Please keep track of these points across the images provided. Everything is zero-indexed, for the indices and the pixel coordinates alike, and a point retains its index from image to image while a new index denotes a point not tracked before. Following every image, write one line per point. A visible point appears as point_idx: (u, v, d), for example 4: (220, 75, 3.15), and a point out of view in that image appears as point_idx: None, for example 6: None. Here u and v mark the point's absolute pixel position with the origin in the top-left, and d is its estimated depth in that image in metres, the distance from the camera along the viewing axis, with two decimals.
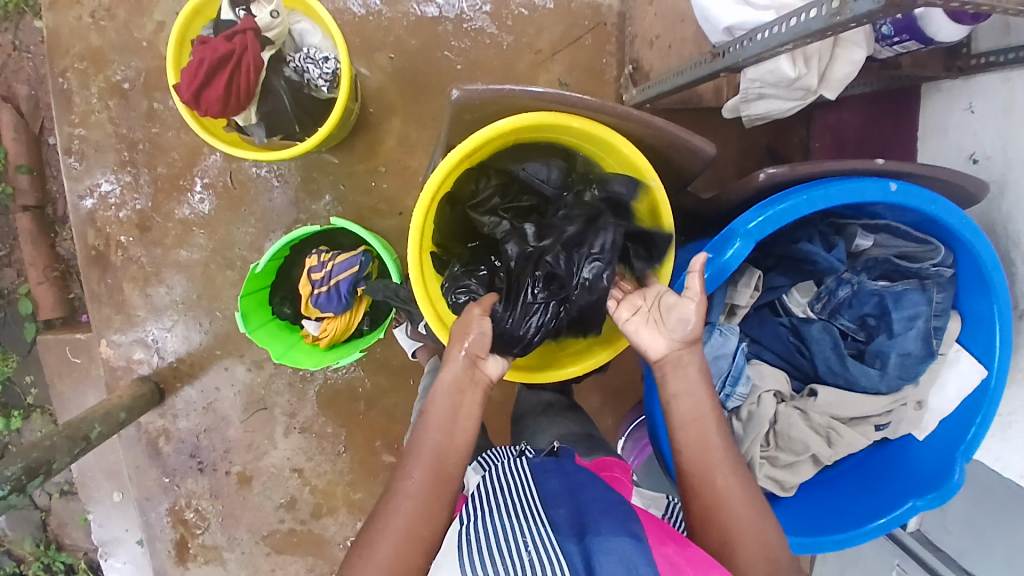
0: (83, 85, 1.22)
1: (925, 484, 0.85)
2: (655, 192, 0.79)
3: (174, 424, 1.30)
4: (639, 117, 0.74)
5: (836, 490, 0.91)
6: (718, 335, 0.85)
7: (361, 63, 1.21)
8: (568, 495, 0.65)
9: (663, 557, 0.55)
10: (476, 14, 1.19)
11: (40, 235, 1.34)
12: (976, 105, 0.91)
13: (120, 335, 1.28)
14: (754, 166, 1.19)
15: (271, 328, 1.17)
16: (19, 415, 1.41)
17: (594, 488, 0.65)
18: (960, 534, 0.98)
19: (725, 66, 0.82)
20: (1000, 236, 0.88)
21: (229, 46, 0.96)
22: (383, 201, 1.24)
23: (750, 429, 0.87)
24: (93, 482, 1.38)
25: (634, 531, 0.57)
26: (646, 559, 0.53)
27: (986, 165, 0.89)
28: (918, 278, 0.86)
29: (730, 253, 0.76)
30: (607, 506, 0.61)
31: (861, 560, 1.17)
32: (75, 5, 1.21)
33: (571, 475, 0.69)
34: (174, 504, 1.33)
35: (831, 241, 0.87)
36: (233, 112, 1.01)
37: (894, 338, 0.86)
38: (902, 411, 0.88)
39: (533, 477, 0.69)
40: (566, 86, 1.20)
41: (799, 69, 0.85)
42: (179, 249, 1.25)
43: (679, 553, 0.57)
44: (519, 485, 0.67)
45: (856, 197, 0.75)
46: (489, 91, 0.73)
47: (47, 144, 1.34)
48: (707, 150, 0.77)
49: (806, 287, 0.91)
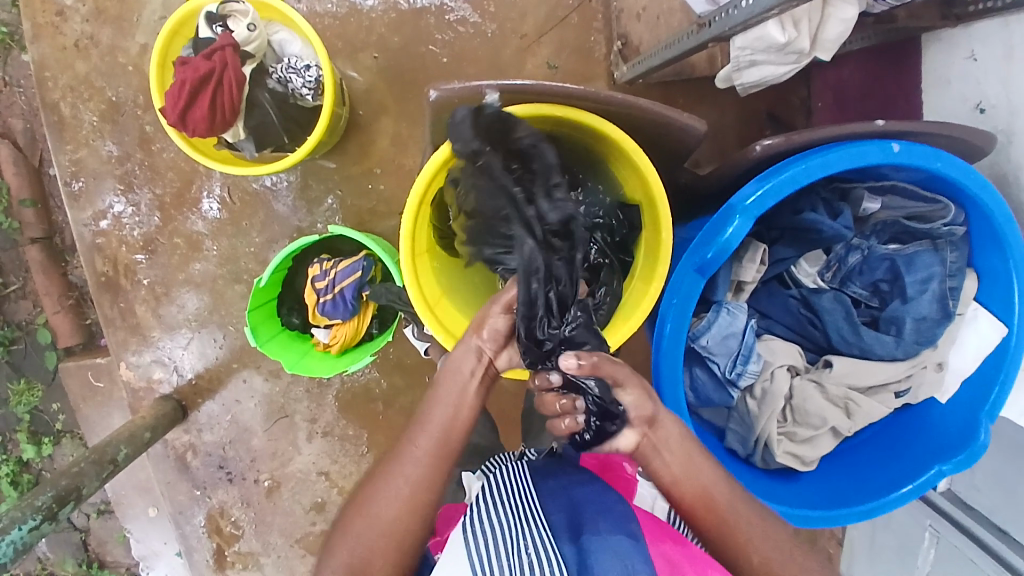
0: (75, 114, 1.22)
1: (950, 447, 0.83)
2: (648, 175, 0.77)
3: (199, 438, 1.32)
4: (623, 100, 0.72)
5: (858, 460, 0.89)
6: (725, 314, 0.84)
7: (347, 65, 1.19)
8: (567, 499, 0.67)
9: (662, 556, 0.59)
10: (458, 3, 1.16)
11: (51, 265, 1.36)
12: (978, 52, 0.87)
13: (138, 356, 1.30)
14: (754, 132, 1.16)
15: (283, 339, 1.18)
16: (50, 442, 1.45)
17: (590, 490, 0.68)
18: (990, 492, 0.96)
19: (712, 37, 0.80)
20: (1012, 187, 0.85)
21: (209, 64, 0.95)
22: (382, 203, 1.23)
23: (764, 407, 0.86)
24: (127, 500, 1.41)
25: (631, 530, 0.61)
26: (644, 560, 0.57)
27: (993, 115, 0.86)
28: (930, 238, 0.84)
29: (729, 231, 0.74)
30: (604, 507, 0.64)
31: (892, 523, 1.15)
32: (58, 35, 1.20)
33: (569, 476, 0.72)
34: (207, 515, 1.35)
35: (836, 208, 0.85)
36: (221, 129, 1.00)
37: (908, 303, 0.84)
38: (921, 375, 0.86)
39: (532, 481, 0.70)
40: (556, 69, 1.18)
41: (790, 33, 0.82)
42: (188, 267, 1.26)
43: (676, 549, 0.61)
44: (519, 487, 0.68)
45: (857, 161, 0.72)
46: (467, 88, 0.73)
47: (48, 174, 1.36)
48: (696, 126, 0.75)
49: (815, 257, 0.88)
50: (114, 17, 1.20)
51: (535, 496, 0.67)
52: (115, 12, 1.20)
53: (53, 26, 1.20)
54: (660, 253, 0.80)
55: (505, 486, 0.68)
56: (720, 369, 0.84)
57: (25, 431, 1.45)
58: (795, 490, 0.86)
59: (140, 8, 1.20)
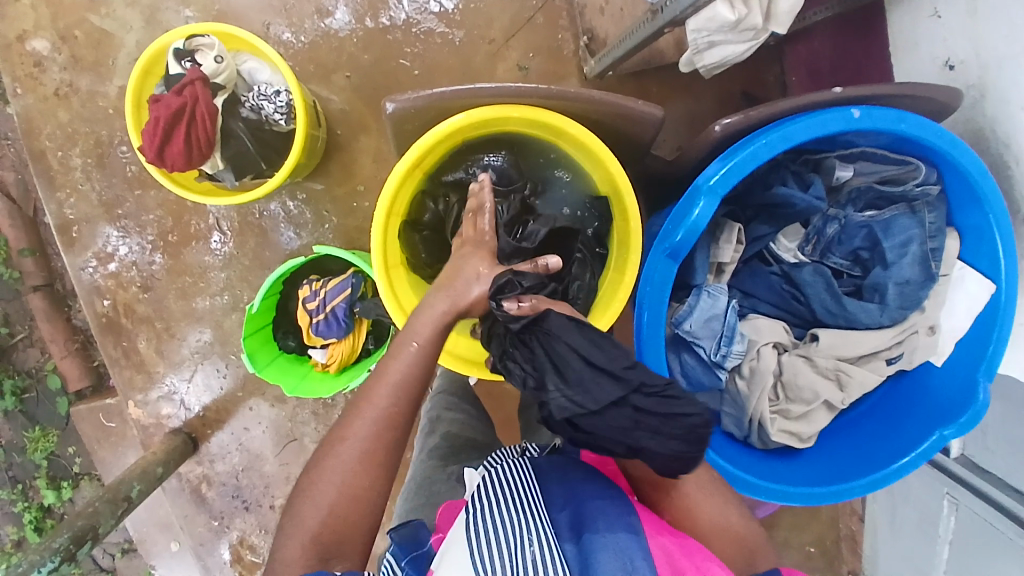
0: (63, 161, 1.25)
1: (950, 411, 0.81)
2: (610, 166, 0.78)
3: (212, 469, 1.34)
4: (578, 94, 0.74)
5: (858, 433, 0.88)
6: (706, 297, 0.84)
7: (323, 88, 1.21)
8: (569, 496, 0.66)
9: (660, 550, 0.60)
10: (424, 16, 1.18)
11: (54, 312, 1.39)
12: (941, 9, 0.86)
13: (145, 394, 1.31)
14: (732, 111, 1.16)
15: (281, 363, 1.19)
16: (69, 485, 1.48)
17: (591, 486, 0.68)
18: (1003, 453, 0.94)
19: (666, 22, 0.80)
20: (989, 140, 0.84)
21: (180, 100, 0.96)
22: (368, 220, 1.24)
23: (754, 386, 0.85)
24: (149, 537, 1.42)
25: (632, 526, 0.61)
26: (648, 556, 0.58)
27: (963, 70, 0.85)
28: (906, 201, 0.83)
29: (696, 213, 0.74)
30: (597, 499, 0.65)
31: (910, 493, 1.13)
32: (39, 87, 1.23)
33: (568, 477, 0.70)
34: (229, 546, 1.36)
35: (807, 179, 0.85)
36: (199, 163, 1.02)
37: (890, 268, 0.84)
38: (914, 339, 0.85)
39: (538, 481, 0.69)
40: (526, 70, 1.18)
41: (739, 11, 0.82)
42: (186, 301, 1.28)
43: (674, 544, 0.62)
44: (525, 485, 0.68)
45: (819, 131, 0.71)
46: (422, 98, 0.74)
47: (44, 224, 1.39)
48: (654, 113, 0.75)
49: (793, 231, 0.89)
50: (91, 64, 1.23)
51: (539, 496, 0.66)
52: (91, 60, 1.23)
53: (33, 78, 1.23)
54: (631, 242, 0.81)
55: (508, 483, 0.67)
56: (705, 351, 0.84)
57: (44, 477, 1.47)
58: (796, 468, 0.86)
59: (116, 53, 1.23)
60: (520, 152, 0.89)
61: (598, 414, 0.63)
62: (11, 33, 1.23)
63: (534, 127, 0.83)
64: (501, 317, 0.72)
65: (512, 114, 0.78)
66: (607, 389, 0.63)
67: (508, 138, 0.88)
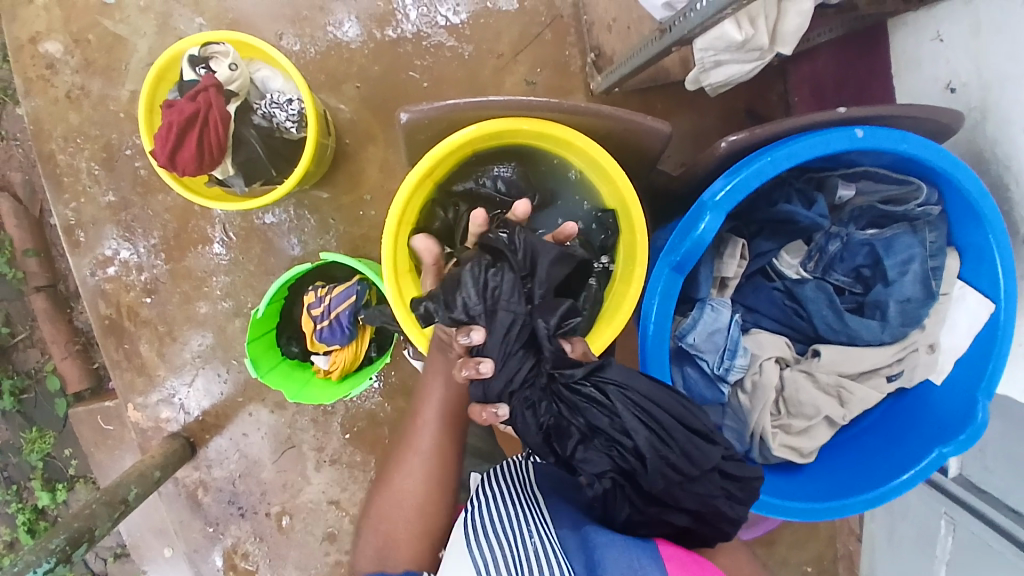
0: (72, 162, 1.26)
1: (950, 429, 0.82)
2: (618, 179, 0.80)
3: (209, 474, 1.33)
4: (586, 108, 0.76)
5: (859, 449, 0.89)
6: (709, 310, 0.85)
7: (333, 98, 1.23)
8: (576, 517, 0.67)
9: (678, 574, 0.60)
10: (434, 29, 1.20)
11: (56, 313, 1.39)
12: (944, 33, 0.88)
13: (144, 397, 1.31)
14: (735, 129, 1.17)
15: (283, 369, 1.19)
16: (64, 487, 1.47)
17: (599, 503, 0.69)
18: (1001, 473, 0.94)
19: (674, 40, 0.82)
20: (989, 162, 0.85)
21: (194, 105, 0.98)
22: (374, 228, 1.25)
23: (757, 400, 0.86)
24: (143, 542, 1.41)
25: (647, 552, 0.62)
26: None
27: (964, 93, 0.86)
28: (908, 220, 0.85)
29: (701, 227, 0.75)
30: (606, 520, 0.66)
31: (909, 513, 1.14)
32: (50, 89, 1.25)
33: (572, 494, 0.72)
34: (223, 553, 1.35)
35: (811, 197, 0.86)
36: (210, 168, 1.03)
37: (891, 286, 0.85)
38: (915, 357, 0.86)
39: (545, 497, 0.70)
40: (533, 84, 1.20)
41: (747, 31, 0.83)
42: (190, 305, 1.29)
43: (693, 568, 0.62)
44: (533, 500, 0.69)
45: (822, 149, 0.73)
46: (434, 108, 0.76)
47: (49, 225, 1.39)
48: (661, 127, 0.77)
49: (796, 247, 0.90)
50: (102, 67, 1.24)
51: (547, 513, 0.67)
52: (103, 64, 1.24)
53: (44, 80, 1.25)
54: (637, 254, 0.82)
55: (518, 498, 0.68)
56: (709, 364, 0.85)
57: (39, 479, 1.47)
58: (796, 482, 0.86)
59: (128, 57, 1.24)
60: (528, 164, 0.90)
61: (692, 480, 0.66)
62: (24, 35, 1.24)
63: (543, 139, 0.84)
64: (563, 379, 0.67)
65: (523, 127, 0.79)
66: (709, 453, 0.67)
67: (517, 150, 0.89)
